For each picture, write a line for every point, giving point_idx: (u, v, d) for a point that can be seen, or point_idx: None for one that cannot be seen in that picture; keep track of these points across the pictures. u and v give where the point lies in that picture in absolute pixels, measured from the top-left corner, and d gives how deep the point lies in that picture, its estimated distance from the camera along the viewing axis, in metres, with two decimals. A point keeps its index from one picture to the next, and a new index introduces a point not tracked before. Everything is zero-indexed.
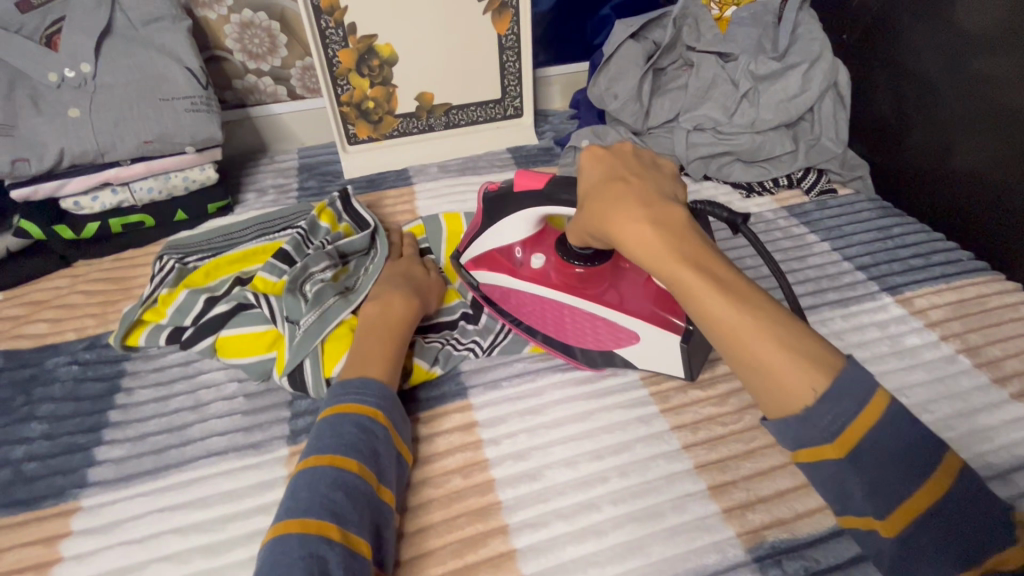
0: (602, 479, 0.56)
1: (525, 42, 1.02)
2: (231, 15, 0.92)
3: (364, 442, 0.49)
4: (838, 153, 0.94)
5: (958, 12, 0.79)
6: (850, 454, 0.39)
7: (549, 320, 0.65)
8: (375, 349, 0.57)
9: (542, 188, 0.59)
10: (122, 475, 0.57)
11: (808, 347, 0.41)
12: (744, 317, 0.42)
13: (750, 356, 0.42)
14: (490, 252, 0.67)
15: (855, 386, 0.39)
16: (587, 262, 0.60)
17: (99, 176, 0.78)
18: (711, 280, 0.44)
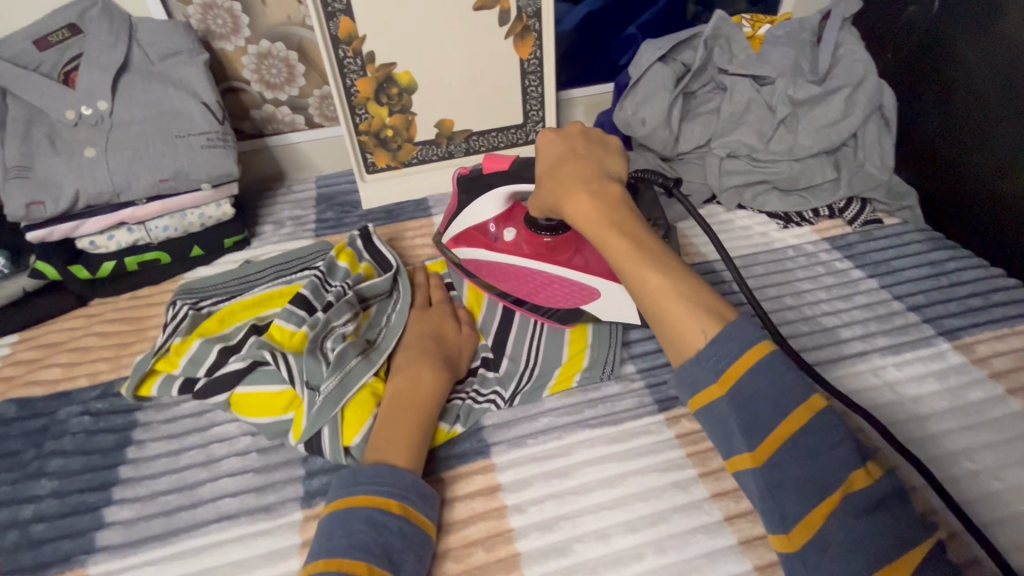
0: (638, 556, 0.51)
1: (548, 66, 0.99)
2: (248, 46, 0.90)
3: (375, 540, 0.46)
4: (884, 181, 0.88)
5: (1011, 31, 0.74)
6: (732, 392, 0.43)
7: (525, 288, 0.70)
8: (400, 432, 0.54)
9: (507, 169, 0.66)
10: (130, 540, 0.54)
11: (712, 305, 0.47)
12: (654, 275, 0.48)
13: (658, 312, 0.48)
14: (467, 230, 0.72)
15: (741, 340, 0.43)
16: (553, 232, 0.67)
17: (115, 216, 0.77)
18: (632, 245, 0.50)
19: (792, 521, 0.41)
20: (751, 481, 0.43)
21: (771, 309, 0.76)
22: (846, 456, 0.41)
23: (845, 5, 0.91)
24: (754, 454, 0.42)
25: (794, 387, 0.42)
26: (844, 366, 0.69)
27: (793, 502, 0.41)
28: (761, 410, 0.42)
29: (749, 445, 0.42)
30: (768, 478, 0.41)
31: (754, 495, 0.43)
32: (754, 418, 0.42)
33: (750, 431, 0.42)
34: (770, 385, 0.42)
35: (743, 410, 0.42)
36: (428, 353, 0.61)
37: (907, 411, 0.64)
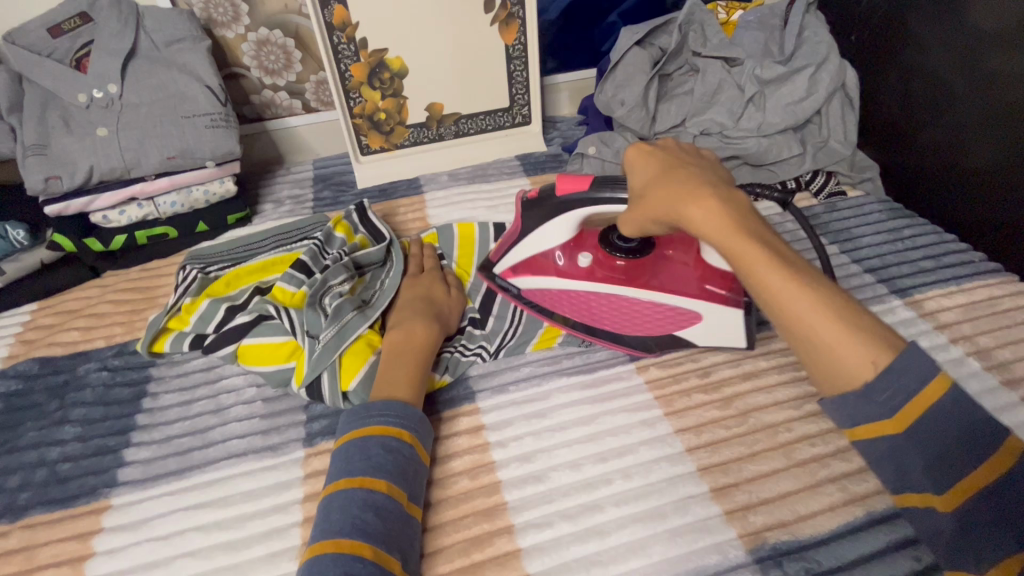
0: (605, 481, 0.57)
1: (532, 51, 1.04)
2: (247, 33, 0.96)
3: (390, 462, 0.52)
4: (847, 155, 0.94)
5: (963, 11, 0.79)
6: (909, 428, 0.41)
7: (614, 318, 0.68)
8: (398, 373, 0.60)
9: (587, 191, 0.60)
10: (149, 475, 0.60)
11: (873, 330, 0.44)
12: (808, 294, 0.45)
13: (818, 339, 0.44)
14: (532, 257, 0.69)
15: (917, 371, 0.41)
16: (635, 254, 0.66)
17: (125, 191, 0.82)
18: (774, 258, 0.47)
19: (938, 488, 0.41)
20: (934, 518, 0.42)
21: None
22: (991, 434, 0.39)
23: None
24: (943, 496, 0.41)
25: (985, 429, 0.40)
26: None
27: (989, 547, 0.39)
28: (950, 453, 0.40)
29: (936, 487, 0.41)
30: (959, 520, 0.40)
31: (929, 531, 0.43)
32: (942, 458, 0.40)
33: (937, 471, 0.40)
34: (958, 427, 0.40)
35: (923, 452, 0.41)
36: (421, 311, 0.67)
37: None
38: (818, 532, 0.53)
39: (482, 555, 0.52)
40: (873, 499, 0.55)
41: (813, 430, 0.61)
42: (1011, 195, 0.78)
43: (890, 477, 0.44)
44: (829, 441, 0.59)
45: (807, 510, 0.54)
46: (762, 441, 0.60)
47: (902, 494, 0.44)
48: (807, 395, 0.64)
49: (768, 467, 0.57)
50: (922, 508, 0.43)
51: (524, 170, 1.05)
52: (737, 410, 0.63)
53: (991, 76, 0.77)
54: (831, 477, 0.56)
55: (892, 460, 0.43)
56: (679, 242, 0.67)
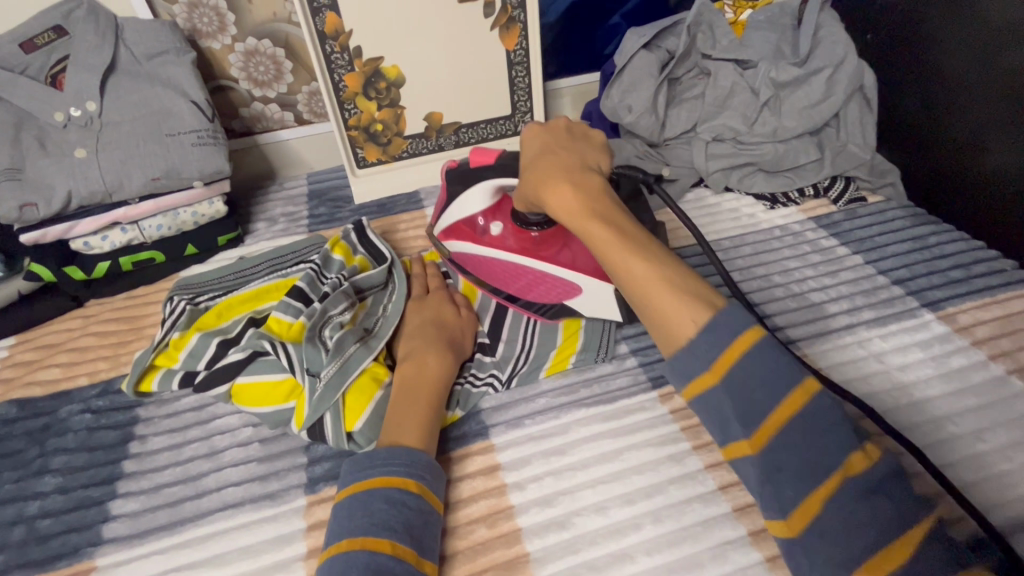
0: (635, 527, 0.52)
1: (534, 56, 1.00)
2: (235, 44, 0.91)
3: (396, 518, 0.48)
4: (867, 160, 0.90)
5: (978, 6, 0.76)
6: (725, 378, 0.44)
7: (519, 284, 0.68)
8: (408, 413, 0.55)
9: (493, 162, 0.65)
10: (137, 530, 0.55)
11: (697, 291, 0.48)
12: (641, 264, 0.50)
13: (650, 302, 0.49)
14: (457, 223, 0.71)
15: (729, 326, 0.45)
16: (542, 226, 0.65)
17: (108, 216, 0.77)
18: (615, 236, 0.52)
19: (751, 433, 0.43)
20: (749, 467, 0.44)
21: (760, 287, 0.78)
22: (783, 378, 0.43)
23: None
24: (750, 440, 0.44)
25: (783, 375, 0.43)
26: (832, 339, 0.70)
27: (794, 489, 0.42)
28: (754, 398, 0.43)
29: (745, 432, 0.44)
30: (765, 464, 0.43)
31: (751, 482, 0.45)
32: (747, 400, 0.44)
33: (747, 418, 0.44)
34: (762, 372, 0.43)
35: (734, 399, 0.44)
36: (434, 339, 0.62)
37: (892, 381, 0.66)
38: None
39: None
40: None
41: None
42: None
43: (718, 430, 0.46)
44: None
45: None
46: None
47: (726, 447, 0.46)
48: None
49: None
50: (741, 457, 0.45)
51: None
52: None
53: (1013, 72, 0.73)
54: None
55: (715, 409, 0.46)
56: None
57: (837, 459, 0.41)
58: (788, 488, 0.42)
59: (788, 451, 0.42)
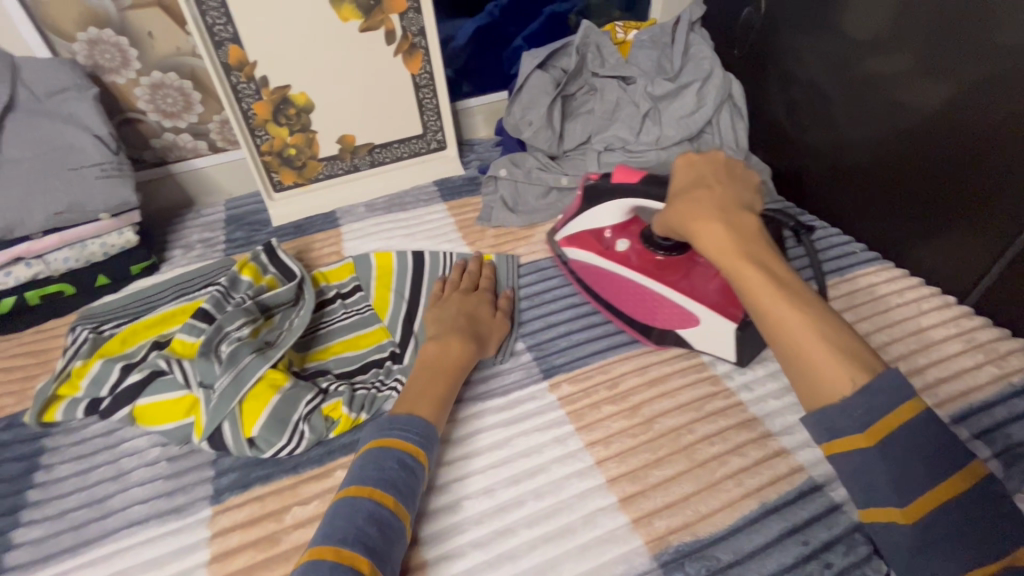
0: (518, 503, 0.58)
1: (438, 79, 1.06)
2: (140, 78, 0.93)
3: (403, 480, 0.52)
4: (741, 161, 0.99)
5: (837, 19, 0.84)
6: (881, 443, 0.43)
7: (633, 305, 0.73)
8: (426, 391, 0.60)
9: (636, 182, 0.71)
10: (40, 556, 0.56)
11: (854, 352, 0.46)
12: (795, 312, 0.47)
13: (803, 356, 0.47)
14: (582, 233, 0.78)
15: (890, 396, 0.43)
16: (669, 251, 0.70)
17: (9, 252, 0.78)
18: (771, 280, 0.49)
19: (909, 501, 0.43)
20: (895, 530, 0.44)
21: None
22: (958, 456, 0.43)
23: (691, 10, 1.03)
24: (904, 511, 0.43)
25: (954, 453, 0.43)
26: None
27: (947, 558, 0.41)
28: (919, 469, 0.42)
29: (900, 497, 0.43)
30: (922, 534, 0.42)
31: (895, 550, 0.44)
32: (909, 472, 0.42)
33: (903, 485, 0.43)
34: (929, 444, 0.43)
35: (890, 465, 0.43)
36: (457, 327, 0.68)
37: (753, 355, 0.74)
38: (716, 530, 0.55)
39: None
40: (766, 490, 0.58)
41: (712, 429, 0.64)
42: (892, 186, 0.83)
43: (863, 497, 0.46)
44: (727, 439, 0.63)
45: (707, 509, 0.57)
46: (666, 445, 0.62)
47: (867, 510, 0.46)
48: (707, 397, 0.67)
49: (671, 471, 0.60)
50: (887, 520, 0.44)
51: (441, 195, 1.07)
52: (643, 417, 0.65)
53: (870, 77, 0.81)
54: (729, 473, 0.60)
55: (863, 472, 0.44)
56: None
57: (1005, 546, 0.41)
58: (943, 559, 0.41)
59: (949, 525, 0.41)
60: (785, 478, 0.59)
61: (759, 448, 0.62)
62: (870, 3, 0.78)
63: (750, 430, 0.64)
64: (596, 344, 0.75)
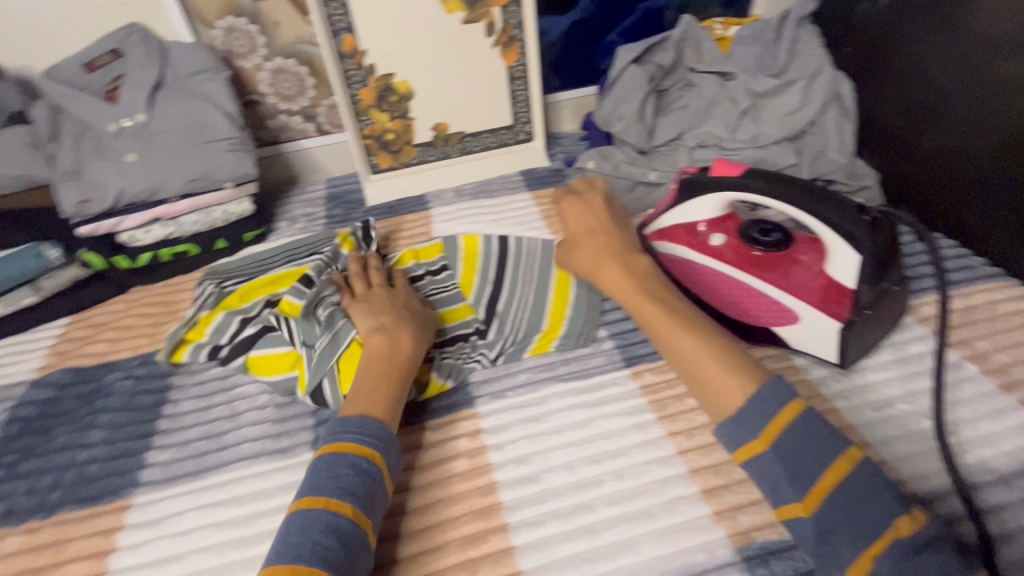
0: (599, 482, 0.58)
1: (532, 71, 1.09)
2: (265, 63, 1.02)
3: (360, 485, 0.50)
4: (844, 164, 0.94)
5: (962, 16, 0.79)
6: (775, 444, 0.47)
7: (726, 299, 0.73)
8: (377, 390, 0.59)
9: (737, 176, 0.68)
10: (168, 476, 0.64)
11: (749, 369, 0.53)
12: (683, 338, 0.56)
13: (700, 378, 0.54)
14: (675, 226, 0.78)
15: (766, 405, 0.49)
16: (768, 247, 0.71)
17: (151, 212, 0.88)
18: (673, 315, 0.59)
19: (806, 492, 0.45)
20: (804, 526, 0.46)
21: None
22: (827, 443, 0.46)
23: (799, 6, 1.00)
24: (803, 502, 0.45)
25: (828, 445, 0.46)
26: None
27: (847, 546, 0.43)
28: (806, 463, 0.46)
29: (796, 492, 0.46)
30: (820, 525, 0.44)
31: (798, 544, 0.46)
32: (799, 464, 0.46)
33: (801, 481, 0.46)
34: (812, 438, 0.47)
35: (785, 463, 0.46)
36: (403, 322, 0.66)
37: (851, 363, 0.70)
38: None
39: (477, 551, 0.54)
40: None
41: None
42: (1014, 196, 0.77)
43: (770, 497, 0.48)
44: None
45: None
46: None
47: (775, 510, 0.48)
48: None
49: None
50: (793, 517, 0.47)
51: (527, 185, 1.09)
52: None
53: (996, 78, 0.76)
54: None
55: (766, 474, 0.48)
56: (813, 251, 0.70)
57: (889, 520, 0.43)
58: (843, 547, 0.43)
59: (838, 512, 0.44)
60: None
61: None
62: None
63: None
64: None
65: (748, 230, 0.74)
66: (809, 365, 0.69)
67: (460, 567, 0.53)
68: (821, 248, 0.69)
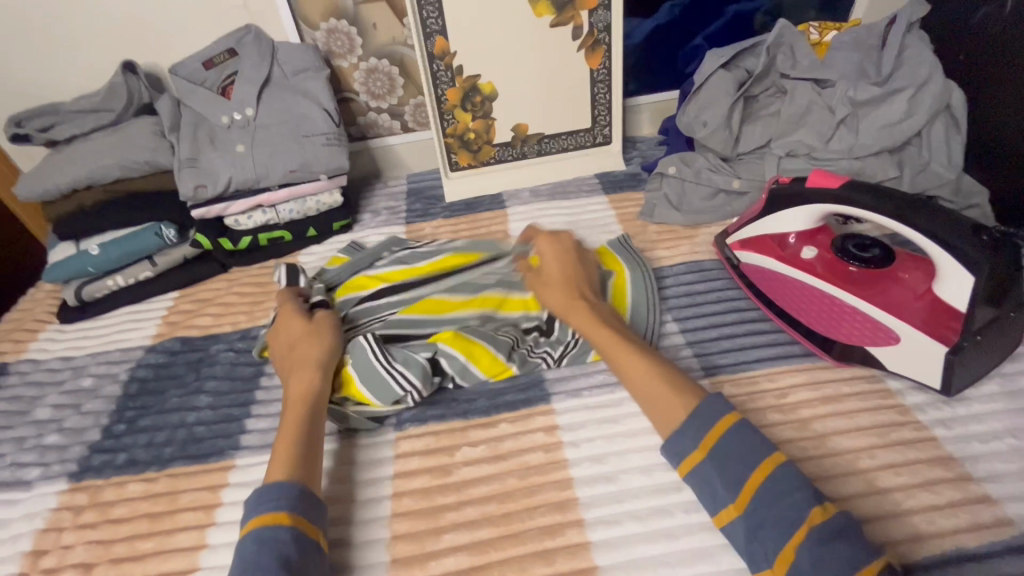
0: (676, 488, 0.58)
1: (616, 75, 1.09)
2: (360, 63, 1.08)
3: (263, 556, 0.46)
4: (951, 179, 0.88)
5: None
6: (711, 453, 0.50)
7: (813, 314, 0.70)
8: (288, 441, 0.55)
9: (836, 188, 0.65)
10: (266, 442, 0.69)
11: (655, 386, 0.56)
12: (651, 361, 0.58)
13: (648, 394, 0.56)
14: (762, 236, 0.77)
15: (704, 416, 0.51)
16: (864, 263, 0.68)
17: (254, 199, 0.95)
18: (615, 332, 0.62)
19: (775, 553, 0.45)
20: None
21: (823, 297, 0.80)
22: (797, 500, 0.45)
23: (910, 10, 0.94)
24: (775, 566, 0.45)
25: (798, 499, 0.45)
26: None
27: None
28: (777, 523, 0.45)
29: (732, 494, 0.48)
30: None
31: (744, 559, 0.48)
32: (769, 522, 0.45)
33: (786, 524, 0.45)
34: (784, 496, 0.46)
35: (722, 469, 0.49)
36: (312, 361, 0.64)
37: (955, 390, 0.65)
38: (900, 564, 0.51)
39: (553, 543, 0.55)
40: (962, 536, 0.52)
41: (897, 459, 0.58)
42: None
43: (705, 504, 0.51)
44: (915, 473, 0.57)
45: (889, 539, 0.52)
46: (842, 465, 0.58)
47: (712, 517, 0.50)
48: (892, 424, 0.62)
49: (844, 491, 0.56)
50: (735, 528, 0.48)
51: (602, 188, 1.09)
52: (816, 432, 0.62)
53: None
54: (915, 508, 0.54)
55: (751, 541, 0.46)
56: (918, 270, 0.66)
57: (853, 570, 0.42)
58: None
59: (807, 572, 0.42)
60: (989, 528, 0.52)
61: (955, 489, 0.55)
62: None
63: (945, 469, 0.57)
64: (763, 351, 0.72)
65: (843, 244, 0.71)
66: (905, 389, 0.65)
67: (536, 555, 0.54)
68: (927, 267, 0.65)
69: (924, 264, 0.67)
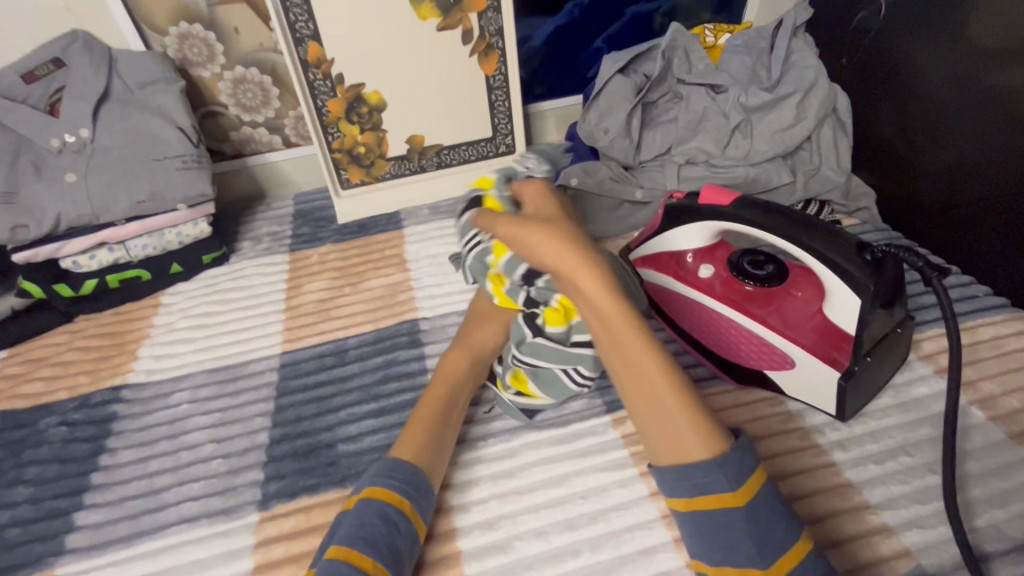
0: (573, 552, 0.53)
1: (513, 81, 1.03)
2: (224, 72, 0.95)
3: (384, 537, 0.47)
4: (841, 182, 0.89)
5: (967, 27, 0.74)
6: (751, 503, 0.44)
7: (714, 335, 0.67)
8: (425, 428, 0.57)
9: (727, 206, 0.61)
10: (98, 540, 0.58)
11: (678, 417, 0.48)
12: (671, 378, 0.49)
13: (667, 422, 0.48)
14: (660, 254, 0.72)
15: (739, 469, 0.45)
16: (759, 282, 0.65)
17: (96, 236, 0.81)
18: (637, 329, 0.51)
19: None
20: None
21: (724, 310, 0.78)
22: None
23: (795, 14, 0.94)
24: None
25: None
26: None
27: None
28: None
29: (759, 563, 0.43)
30: None
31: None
32: None
33: None
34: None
35: (755, 527, 0.44)
36: (478, 358, 0.65)
37: None
38: None
39: None
40: (860, 574, 0.50)
41: (797, 492, 0.56)
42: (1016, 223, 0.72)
43: (698, 543, 0.47)
44: (814, 506, 0.55)
45: None
46: None
47: (701, 557, 0.47)
48: (791, 454, 0.60)
49: None
50: None
51: None
52: None
53: (999, 97, 0.71)
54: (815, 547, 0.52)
55: None
56: (811, 286, 0.64)
57: None
58: None
59: None
60: (886, 563, 0.51)
61: (853, 521, 0.54)
62: (1008, 6, 0.68)
63: (843, 499, 0.56)
64: None
65: (738, 261, 0.68)
66: (803, 411, 0.64)
67: None
68: (818, 283, 0.63)
69: (817, 279, 0.64)
